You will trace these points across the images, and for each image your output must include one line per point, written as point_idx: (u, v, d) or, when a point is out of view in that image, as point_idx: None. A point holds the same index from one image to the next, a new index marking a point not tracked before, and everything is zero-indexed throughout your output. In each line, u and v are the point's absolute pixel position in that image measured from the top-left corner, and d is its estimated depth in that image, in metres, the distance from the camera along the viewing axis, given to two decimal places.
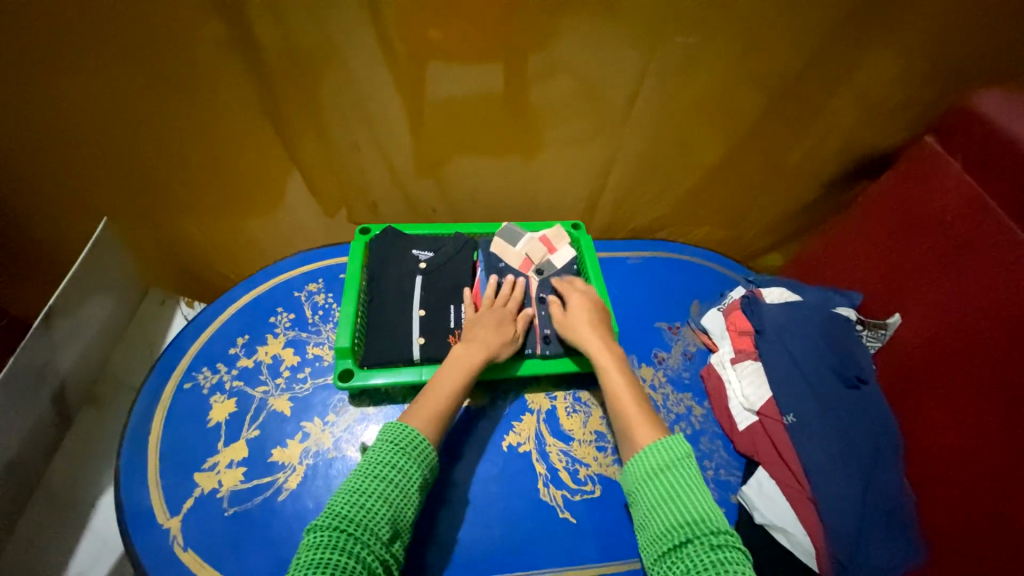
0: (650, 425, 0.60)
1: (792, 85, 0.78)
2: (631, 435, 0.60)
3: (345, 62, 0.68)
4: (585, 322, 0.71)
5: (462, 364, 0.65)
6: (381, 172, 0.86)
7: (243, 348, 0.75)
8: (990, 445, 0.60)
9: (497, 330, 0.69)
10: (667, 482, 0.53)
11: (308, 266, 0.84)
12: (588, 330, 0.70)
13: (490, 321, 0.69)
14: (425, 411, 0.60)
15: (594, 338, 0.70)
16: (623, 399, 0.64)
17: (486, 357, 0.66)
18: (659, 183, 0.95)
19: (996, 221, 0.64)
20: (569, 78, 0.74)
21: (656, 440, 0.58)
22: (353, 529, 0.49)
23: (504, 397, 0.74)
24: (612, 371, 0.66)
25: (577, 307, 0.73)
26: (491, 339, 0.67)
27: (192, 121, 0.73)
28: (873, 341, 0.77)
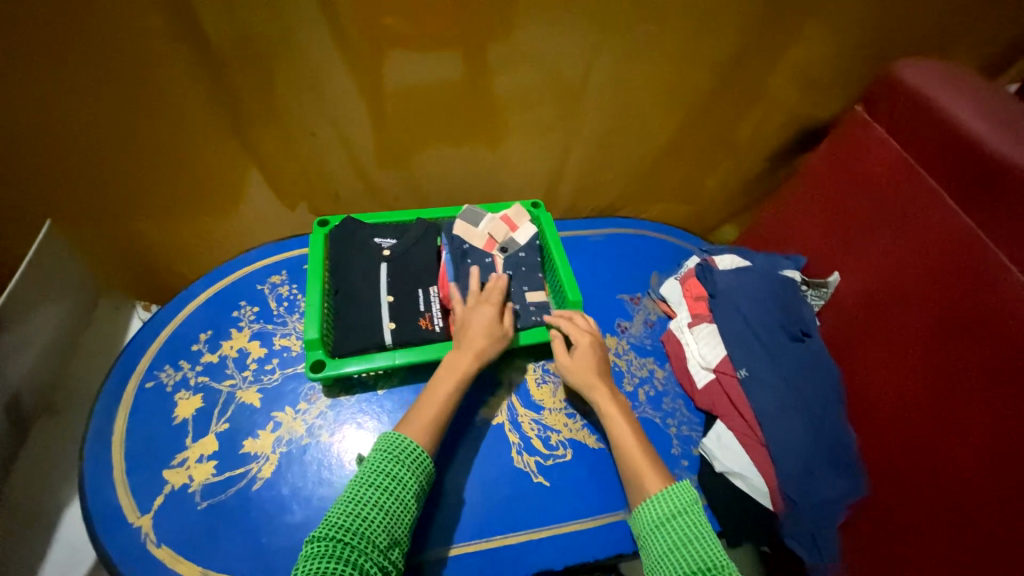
0: (657, 474, 0.61)
1: (736, 64, 0.81)
2: (640, 484, 0.61)
3: (296, 50, 0.67)
4: (588, 366, 0.70)
5: (456, 369, 0.66)
6: (339, 161, 0.85)
7: (206, 343, 0.74)
8: (921, 385, 0.66)
9: (488, 333, 0.69)
10: (676, 530, 0.55)
11: (270, 258, 0.83)
12: (592, 378, 0.70)
13: (482, 325, 0.69)
14: (421, 419, 0.61)
15: (598, 386, 0.69)
16: (629, 448, 0.64)
17: (475, 361, 0.66)
18: (616, 162, 0.97)
19: (919, 181, 0.69)
20: (524, 62, 0.75)
21: (664, 489, 0.59)
22: (350, 539, 0.50)
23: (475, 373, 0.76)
24: (620, 422, 0.66)
25: (583, 349, 0.71)
26: (484, 342, 0.68)
27: (133, 116, 0.69)
28: (817, 298, 0.82)
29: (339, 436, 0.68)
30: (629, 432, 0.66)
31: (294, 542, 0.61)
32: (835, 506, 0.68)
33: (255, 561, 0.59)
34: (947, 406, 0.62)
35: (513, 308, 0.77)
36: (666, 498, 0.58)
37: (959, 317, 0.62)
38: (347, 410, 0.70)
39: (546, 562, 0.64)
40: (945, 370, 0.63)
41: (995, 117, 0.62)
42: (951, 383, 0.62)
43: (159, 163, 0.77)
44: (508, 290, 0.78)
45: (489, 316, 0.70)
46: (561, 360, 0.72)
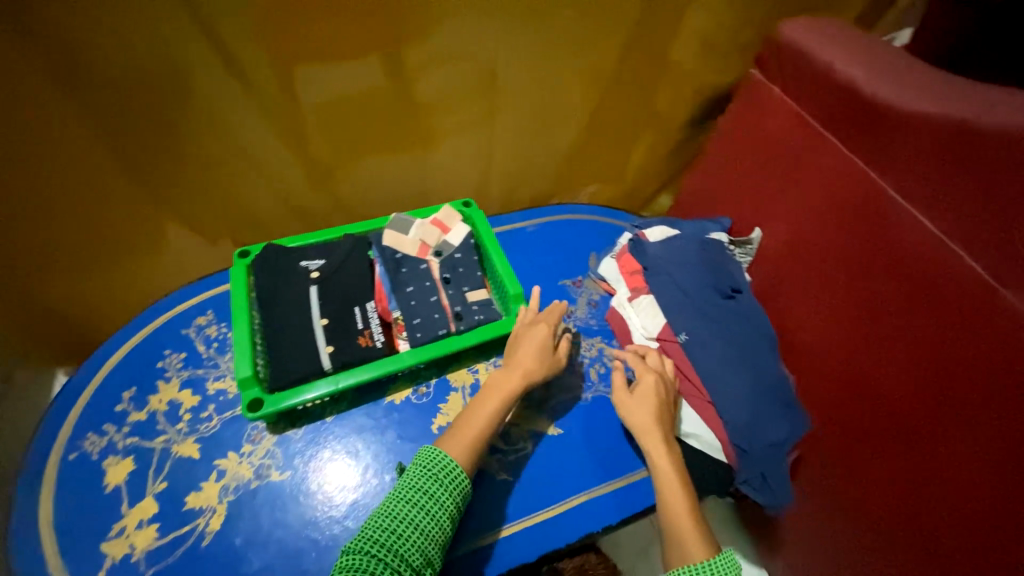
0: (701, 538, 0.58)
1: (637, 40, 0.83)
2: (684, 546, 0.58)
3: (181, 76, 0.62)
4: (648, 411, 0.67)
5: (502, 388, 0.65)
6: (253, 188, 0.80)
7: (132, 401, 0.69)
8: (843, 322, 0.70)
9: (538, 355, 0.68)
10: None
11: (192, 300, 0.78)
12: (652, 428, 0.66)
13: (531, 343, 0.69)
14: (462, 438, 0.61)
15: (655, 437, 0.66)
16: (675, 509, 0.61)
17: (521, 380, 0.66)
18: (540, 150, 0.98)
19: (814, 133, 0.73)
20: (428, 62, 0.73)
21: (707, 559, 0.56)
22: (382, 555, 0.50)
23: (426, 382, 0.74)
24: (674, 484, 0.63)
25: (645, 388, 0.68)
26: (532, 363, 0.68)
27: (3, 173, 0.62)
28: (745, 255, 0.87)
29: (290, 471, 0.65)
30: (679, 494, 0.62)
31: None
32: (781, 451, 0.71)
33: None
34: (869, 338, 0.67)
35: (455, 310, 0.75)
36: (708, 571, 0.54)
37: (867, 255, 0.67)
38: (296, 444, 0.67)
39: (523, 554, 0.66)
40: (862, 305, 0.68)
41: (871, 64, 0.67)
42: (868, 316, 0.67)
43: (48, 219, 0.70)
44: (447, 292, 0.77)
45: (540, 338, 0.70)
46: (619, 394, 0.69)
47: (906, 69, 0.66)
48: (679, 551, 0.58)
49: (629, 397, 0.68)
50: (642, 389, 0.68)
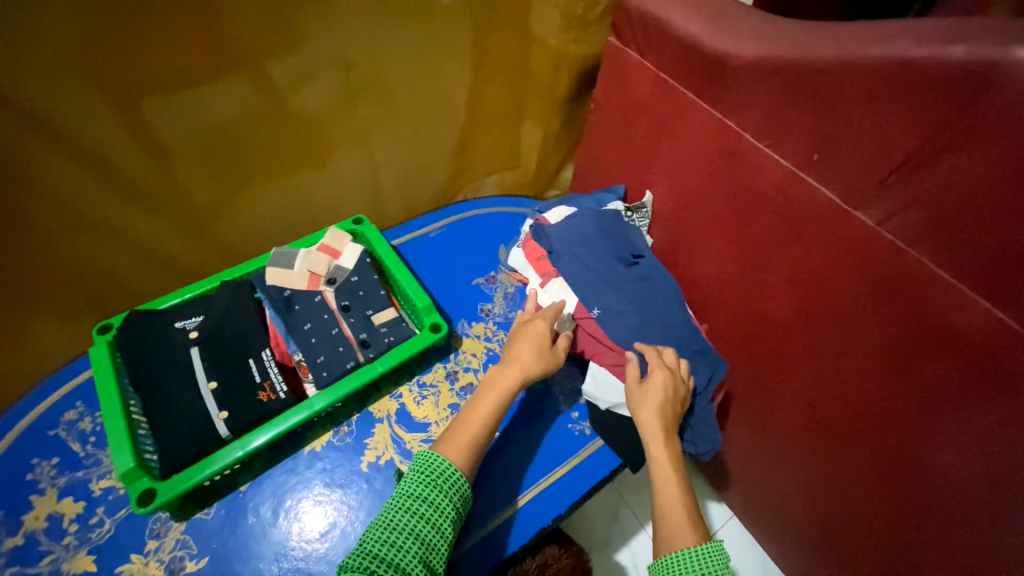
0: (693, 526, 0.54)
1: (493, 22, 0.81)
2: (673, 532, 0.54)
3: None
4: (656, 407, 0.64)
5: (503, 383, 0.61)
6: (103, 255, 0.71)
7: (1, 527, 0.60)
8: (738, 267, 0.74)
9: (539, 351, 0.64)
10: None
11: (55, 394, 0.68)
12: (661, 422, 0.63)
13: (530, 339, 0.65)
14: (460, 440, 0.57)
15: (661, 435, 0.63)
16: (671, 495, 0.58)
17: (520, 376, 0.62)
18: (425, 150, 0.93)
19: (677, 89, 0.74)
20: (276, 87, 0.68)
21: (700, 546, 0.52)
22: (384, 570, 0.46)
23: (346, 419, 0.70)
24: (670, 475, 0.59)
25: (657, 384, 0.66)
26: (532, 357, 0.63)
27: None
28: (643, 219, 0.88)
29: (207, 558, 0.59)
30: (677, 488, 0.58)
31: None
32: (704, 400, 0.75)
33: None
34: (759, 276, 0.71)
35: (361, 338, 0.71)
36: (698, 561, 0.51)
37: (741, 199, 0.70)
38: (210, 525, 0.61)
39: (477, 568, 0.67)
40: (748, 246, 0.71)
41: (711, 16, 0.68)
42: (754, 256, 0.71)
43: None
44: (349, 321, 0.72)
45: (541, 331, 0.66)
46: (630, 386, 0.67)
47: (744, 15, 0.68)
48: (669, 538, 0.54)
49: (640, 390, 0.66)
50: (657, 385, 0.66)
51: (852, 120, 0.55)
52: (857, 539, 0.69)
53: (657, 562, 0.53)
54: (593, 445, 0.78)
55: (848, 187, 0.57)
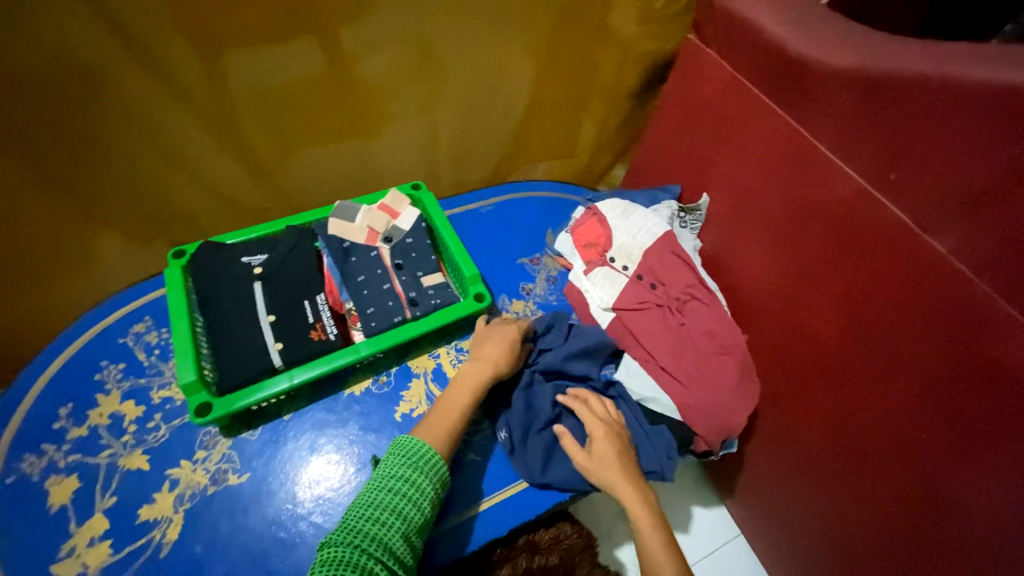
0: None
1: (571, 7, 0.82)
2: None
3: (86, 77, 0.59)
4: (612, 463, 0.64)
5: (474, 380, 0.65)
6: (186, 187, 0.76)
7: (71, 418, 0.66)
8: (786, 280, 0.73)
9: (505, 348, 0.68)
10: None
11: (127, 307, 0.74)
12: (623, 478, 0.63)
13: (499, 337, 0.70)
14: (438, 427, 0.60)
15: (627, 487, 0.63)
16: (653, 550, 0.59)
17: (491, 372, 0.65)
18: (485, 127, 0.95)
19: (751, 93, 0.74)
20: (360, 51, 0.72)
21: None
22: (365, 543, 0.49)
23: (385, 369, 0.73)
24: (647, 524, 0.60)
25: (602, 446, 0.65)
26: (502, 354, 0.68)
27: None
28: (696, 222, 0.88)
29: (248, 474, 0.63)
30: (655, 534, 0.60)
31: None
32: (741, 414, 0.72)
33: None
34: (807, 291, 0.70)
35: (409, 295, 0.74)
36: None
37: (802, 210, 0.69)
38: (253, 446, 0.65)
39: (483, 536, 0.67)
40: (800, 260, 0.71)
41: (798, 23, 0.68)
42: (805, 270, 0.70)
43: None
44: (399, 279, 0.75)
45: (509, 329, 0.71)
46: (578, 460, 0.66)
47: (832, 25, 0.67)
48: None
49: (589, 459, 0.65)
50: (598, 446, 0.66)
51: (932, 142, 0.54)
52: (865, 569, 0.68)
53: None
54: None
55: (917, 209, 0.56)
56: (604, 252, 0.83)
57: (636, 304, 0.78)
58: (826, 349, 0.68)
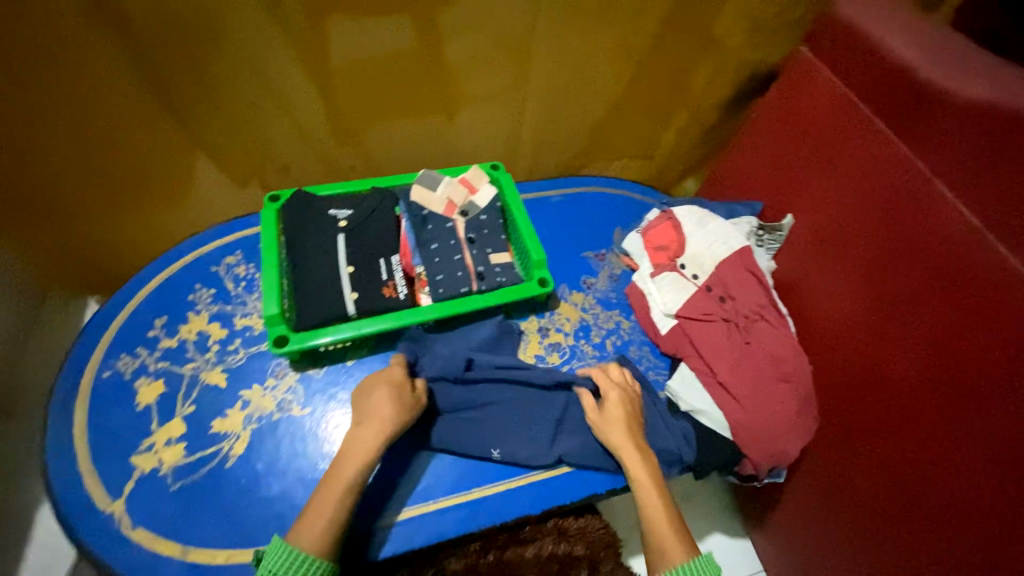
0: (678, 538, 0.57)
1: (679, 8, 0.81)
2: (663, 549, 0.57)
3: (229, 26, 0.65)
4: (620, 423, 0.67)
5: (362, 448, 0.56)
6: (289, 138, 0.81)
7: (164, 329, 0.72)
8: (866, 317, 0.70)
9: (394, 406, 0.60)
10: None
11: (223, 238, 0.80)
12: (628, 440, 0.66)
13: (383, 394, 0.61)
14: (317, 523, 0.51)
15: (631, 447, 0.65)
16: (651, 510, 0.60)
17: (378, 439, 0.57)
18: (570, 119, 0.96)
19: (862, 116, 0.70)
20: (469, 32, 0.75)
21: (687, 560, 0.55)
22: None
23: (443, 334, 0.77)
24: (647, 481, 0.63)
25: (613, 404, 0.68)
26: (388, 411, 0.60)
27: (67, 103, 0.67)
28: (774, 243, 0.84)
29: (310, 409, 0.68)
30: (655, 492, 0.62)
31: (271, 513, 0.62)
32: (792, 444, 0.70)
33: (232, 535, 0.60)
34: (892, 331, 0.66)
35: (478, 269, 0.76)
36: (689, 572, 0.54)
37: (897, 243, 0.66)
38: (317, 382, 0.70)
39: (513, 514, 0.67)
40: (886, 298, 0.67)
41: (927, 47, 0.64)
42: (892, 307, 0.66)
43: (90, 147, 0.72)
44: (470, 252, 0.77)
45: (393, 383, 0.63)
46: (590, 416, 0.69)
47: (967, 55, 0.63)
48: (660, 556, 0.57)
49: (599, 416, 0.68)
50: (610, 405, 0.69)
51: None
52: None
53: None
54: None
55: None
56: (675, 258, 0.81)
57: (702, 315, 0.77)
58: (901, 396, 0.64)
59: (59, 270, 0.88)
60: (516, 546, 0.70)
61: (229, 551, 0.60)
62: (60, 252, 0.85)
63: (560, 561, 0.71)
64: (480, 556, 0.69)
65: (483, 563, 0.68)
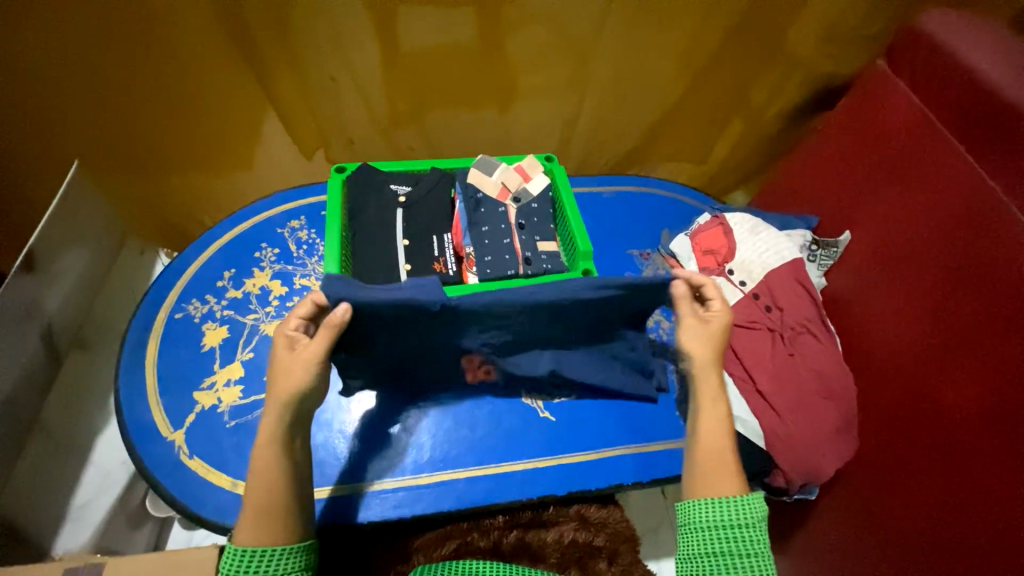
0: (734, 474, 0.54)
1: (752, 16, 0.80)
2: (715, 480, 0.54)
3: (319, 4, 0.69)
4: (715, 344, 0.59)
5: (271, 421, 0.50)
6: (357, 115, 0.86)
7: (231, 280, 0.78)
8: (921, 344, 0.67)
9: (287, 365, 0.51)
10: (731, 538, 0.51)
11: (289, 204, 0.86)
12: (717, 365, 0.59)
13: (282, 354, 0.52)
14: (252, 515, 0.48)
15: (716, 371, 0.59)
16: (716, 440, 0.56)
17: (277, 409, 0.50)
18: (627, 121, 0.96)
19: (939, 135, 0.68)
20: (540, 27, 0.77)
21: (739, 496, 0.52)
22: None
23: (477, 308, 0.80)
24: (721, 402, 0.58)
25: (716, 322, 0.60)
26: (284, 377, 0.51)
27: (167, 67, 0.73)
28: (826, 259, 0.82)
29: None
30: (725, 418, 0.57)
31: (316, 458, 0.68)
32: (830, 462, 0.68)
33: None
34: (953, 359, 0.64)
35: (525, 254, 0.78)
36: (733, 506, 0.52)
37: (965, 268, 0.63)
38: None
39: (537, 491, 0.69)
40: (945, 326, 0.65)
41: (1020, 68, 0.62)
42: (953, 333, 0.64)
43: (182, 109, 0.79)
44: (519, 237, 0.79)
45: (286, 343, 0.52)
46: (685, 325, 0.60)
47: None
48: (710, 483, 0.54)
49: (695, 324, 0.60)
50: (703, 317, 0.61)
51: None
52: None
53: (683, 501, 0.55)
54: None
55: None
56: (723, 263, 0.81)
57: (746, 323, 0.76)
58: (954, 428, 0.62)
59: (137, 218, 0.96)
60: (538, 528, 0.71)
61: None
62: (141, 200, 0.93)
63: (580, 550, 0.71)
64: (502, 532, 0.70)
65: (506, 543, 0.69)
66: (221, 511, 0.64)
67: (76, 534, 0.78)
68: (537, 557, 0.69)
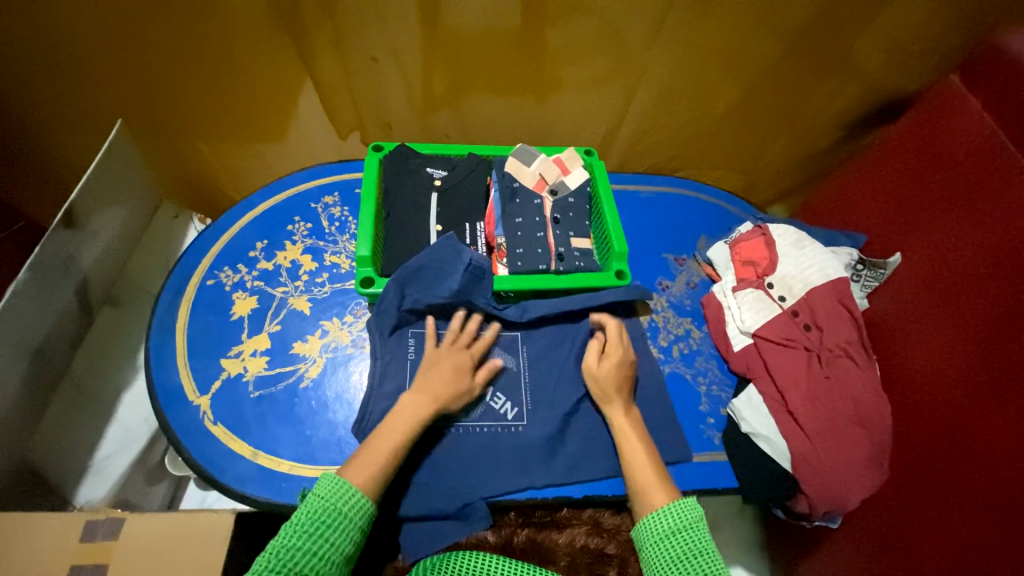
0: (662, 487, 0.63)
1: (816, 22, 0.76)
2: (647, 491, 0.63)
3: None
4: (615, 374, 0.70)
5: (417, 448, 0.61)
6: (397, 96, 0.84)
7: (262, 251, 0.79)
8: (965, 381, 0.64)
9: (451, 377, 0.65)
10: (681, 543, 0.58)
11: (323, 179, 0.85)
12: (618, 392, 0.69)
13: (447, 367, 0.66)
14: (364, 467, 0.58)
15: (616, 403, 0.69)
16: (636, 460, 0.65)
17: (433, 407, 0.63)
18: (673, 120, 0.92)
19: (1009, 159, 0.63)
20: (591, 17, 0.73)
21: (667, 504, 0.61)
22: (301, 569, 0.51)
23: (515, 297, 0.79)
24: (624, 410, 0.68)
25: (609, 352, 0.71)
26: (445, 386, 0.65)
27: (211, 34, 0.73)
28: (871, 280, 0.78)
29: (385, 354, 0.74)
30: (642, 447, 0.66)
31: (335, 436, 0.68)
32: (856, 494, 0.66)
33: (299, 448, 0.67)
34: (1004, 400, 0.59)
35: (558, 250, 0.76)
36: (670, 512, 0.60)
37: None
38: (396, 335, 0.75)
39: (556, 493, 0.69)
40: (993, 364, 0.61)
41: None
42: (1006, 372, 0.60)
43: (223, 76, 0.79)
44: (553, 231, 0.77)
45: (461, 359, 0.67)
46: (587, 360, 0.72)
47: None
48: (643, 500, 0.62)
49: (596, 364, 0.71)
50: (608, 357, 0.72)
51: None
52: None
53: (638, 524, 0.61)
54: (717, 456, 0.76)
55: None
56: (763, 275, 0.78)
57: (782, 340, 0.73)
58: (993, 473, 0.59)
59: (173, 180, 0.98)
60: (550, 529, 0.69)
61: (294, 462, 0.66)
62: (178, 163, 0.94)
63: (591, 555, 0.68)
64: (514, 530, 0.68)
65: (517, 542, 0.66)
66: (241, 480, 0.65)
67: (97, 485, 0.80)
68: (547, 558, 0.66)
